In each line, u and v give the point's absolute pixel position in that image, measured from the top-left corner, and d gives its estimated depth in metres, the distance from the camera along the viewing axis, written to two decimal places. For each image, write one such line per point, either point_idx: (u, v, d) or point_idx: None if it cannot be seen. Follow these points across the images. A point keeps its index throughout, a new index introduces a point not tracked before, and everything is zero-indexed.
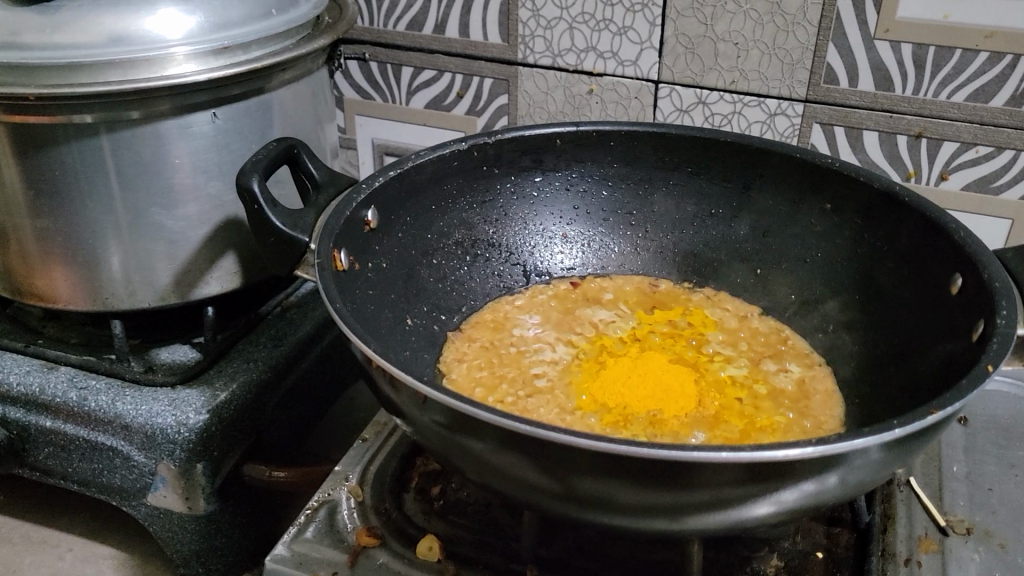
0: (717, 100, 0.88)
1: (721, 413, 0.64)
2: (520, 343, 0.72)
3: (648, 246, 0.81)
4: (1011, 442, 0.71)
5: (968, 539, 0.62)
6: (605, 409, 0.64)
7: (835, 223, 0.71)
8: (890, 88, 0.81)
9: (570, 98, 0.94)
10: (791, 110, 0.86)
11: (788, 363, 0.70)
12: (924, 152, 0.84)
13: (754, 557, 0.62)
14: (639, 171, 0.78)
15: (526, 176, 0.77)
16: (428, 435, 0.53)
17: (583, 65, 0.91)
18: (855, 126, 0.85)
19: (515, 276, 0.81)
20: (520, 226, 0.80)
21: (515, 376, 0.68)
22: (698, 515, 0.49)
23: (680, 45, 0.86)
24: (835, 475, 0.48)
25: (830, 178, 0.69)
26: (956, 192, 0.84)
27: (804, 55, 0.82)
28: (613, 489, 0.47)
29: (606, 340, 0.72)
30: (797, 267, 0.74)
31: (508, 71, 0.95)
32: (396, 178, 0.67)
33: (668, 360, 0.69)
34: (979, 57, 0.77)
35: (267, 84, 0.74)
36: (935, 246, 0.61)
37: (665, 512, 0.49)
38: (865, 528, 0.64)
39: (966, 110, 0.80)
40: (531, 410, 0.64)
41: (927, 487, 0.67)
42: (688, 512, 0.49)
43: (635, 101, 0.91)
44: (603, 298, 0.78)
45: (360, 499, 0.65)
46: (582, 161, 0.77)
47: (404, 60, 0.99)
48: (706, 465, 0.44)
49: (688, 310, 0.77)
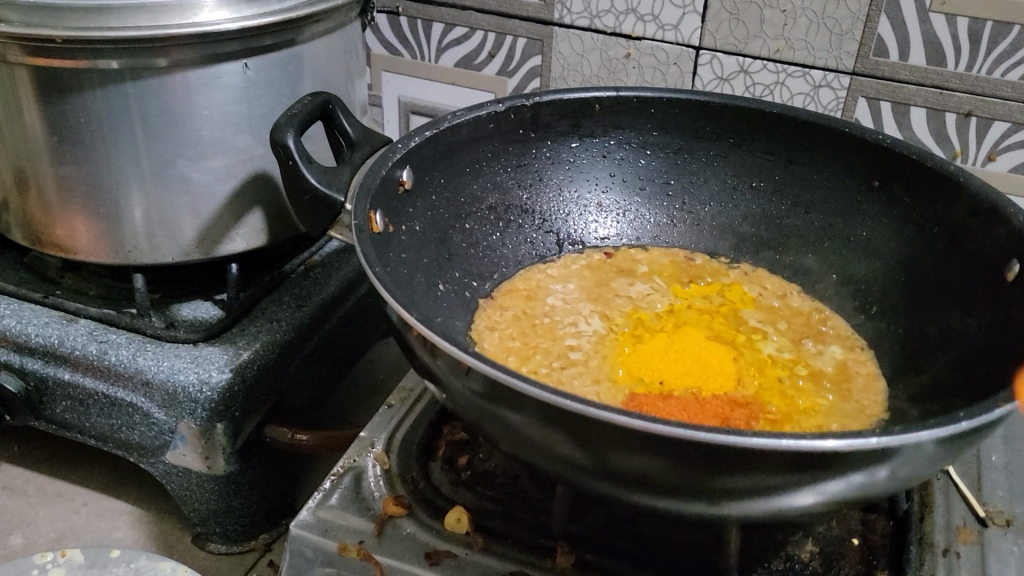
0: (759, 69, 0.85)
1: (761, 394, 0.62)
2: (553, 314, 0.70)
3: (684, 219, 0.79)
4: None
5: (1007, 530, 0.61)
6: (642, 385, 0.62)
7: (882, 201, 0.69)
8: (942, 63, 0.79)
9: (606, 62, 0.91)
10: (836, 82, 0.83)
11: (828, 344, 0.68)
12: (973, 131, 0.81)
13: (788, 541, 0.61)
14: (679, 140, 0.75)
15: (563, 141, 0.75)
16: (464, 405, 0.51)
17: (622, 28, 0.88)
18: (903, 101, 0.82)
19: (548, 244, 0.78)
20: (554, 192, 0.77)
21: (548, 347, 0.65)
22: (749, 500, 0.47)
23: (724, 10, 0.83)
24: (884, 468, 0.47)
25: (880, 155, 0.67)
26: (1003, 174, 0.82)
27: (854, 25, 0.80)
28: (660, 472, 0.46)
29: (641, 314, 0.70)
30: (840, 246, 0.72)
31: (543, 31, 0.92)
32: (432, 138, 0.64)
33: (705, 337, 0.67)
34: None
35: (300, 36, 0.71)
36: (990, 230, 0.59)
37: (714, 497, 0.47)
38: (903, 516, 0.63)
39: (1020, 89, 0.77)
40: (567, 384, 0.62)
41: (966, 476, 0.66)
42: (735, 498, 0.47)
43: (673, 68, 0.89)
44: (637, 270, 0.76)
45: (386, 467, 0.63)
46: (621, 127, 0.75)
47: (436, 16, 0.96)
48: (764, 452, 0.42)
49: (725, 285, 0.74)
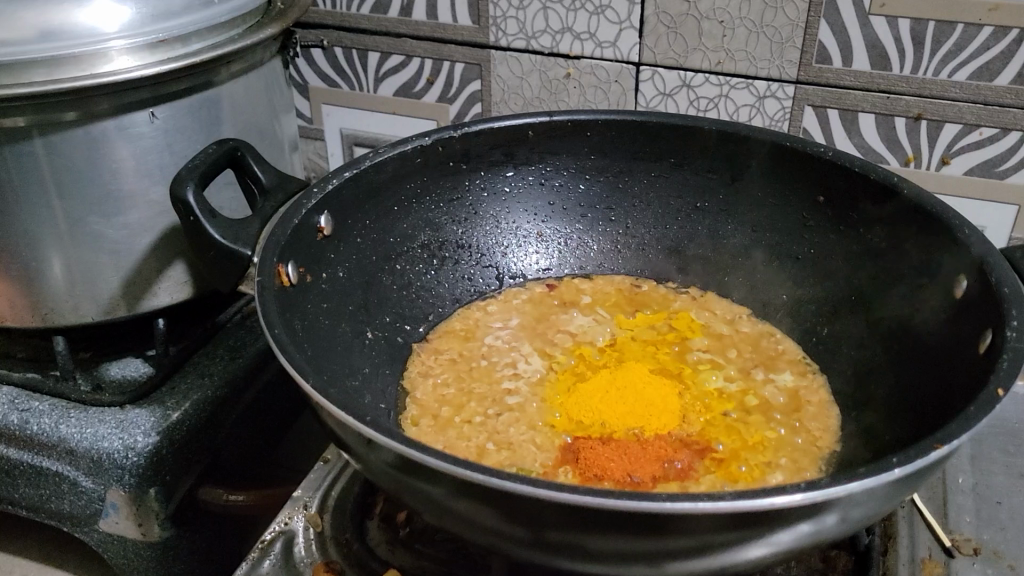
0: (702, 82, 0.82)
1: (706, 432, 0.59)
2: (491, 355, 0.67)
3: (630, 244, 0.76)
4: (1020, 448, 0.67)
5: (975, 560, 0.58)
6: (581, 429, 0.59)
7: (828, 217, 0.65)
8: (887, 67, 0.76)
9: (546, 83, 0.88)
10: (781, 92, 0.80)
11: (779, 371, 0.65)
12: (924, 134, 0.78)
13: None
14: (619, 162, 0.72)
15: (497, 171, 0.72)
16: (378, 473, 0.47)
17: (559, 47, 0.85)
18: (850, 108, 0.79)
19: (488, 279, 0.75)
20: (491, 225, 0.74)
21: (484, 393, 0.62)
22: (682, 562, 0.44)
23: (661, 24, 0.80)
24: (832, 514, 0.43)
25: (823, 168, 0.64)
26: (960, 177, 0.79)
27: (794, 33, 0.77)
28: (585, 539, 0.42)
29: (584, 349, 0.67)
30: (789, 265, 0.69)
31: (479, 55, 0.89)
32: (352, 179, 0.61)
33: (649, 371, 0.64)
34: (984, 32, 0.71)
35: (215, 77, 0.68)
36: (935, 245, 0.56)
37: (643, 560, 0.44)
38: (865, 551, 0.59)
39: (968, 89, 0.74)
40: (502, 433, 0.59)
41: (931, 502, 0.62)
42: (671, 558, 0.43)
43: (615, 85, 0.86)
44: (580, 301, 0.73)
45: (319, 529, 0.60)
46: (557, 153, 0.71)
47: (370, 45, 0.93)
48: (686, 516, 0.38)
49: (672, 313, 0.71)
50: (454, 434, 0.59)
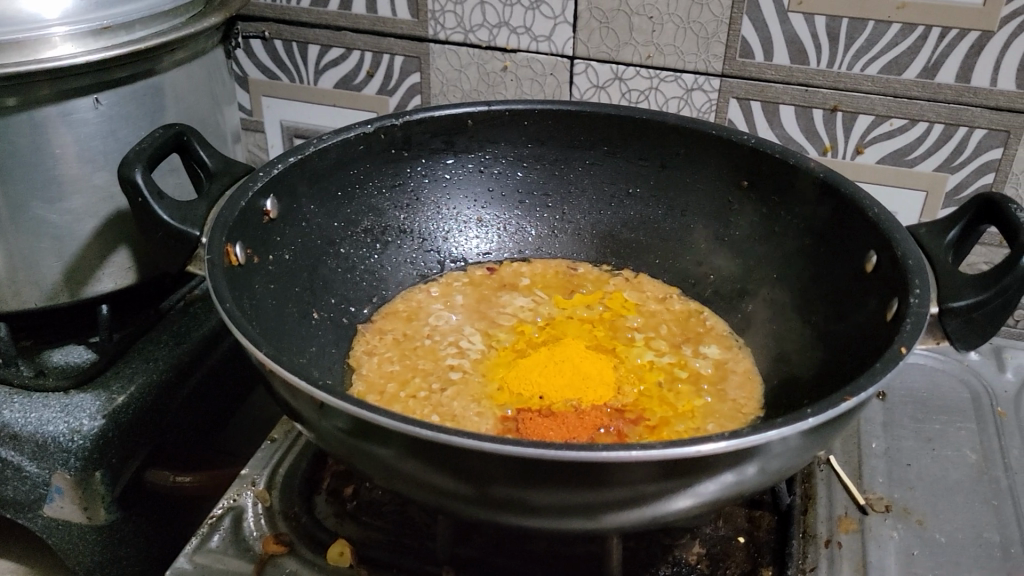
0: (633, 75, 0.86)
1: (640, 401, 0.62)
2: (434, 334, 0.69)
3: (566, 229, 0.78)
4: (928, 415, 0.72)
5: (886, 517, 0.63)
6: (522, 401, 0.62)
7: (753, 200, 0.69)
8: (805, 61, 0.80)
9: (484, 76, 0.91)
10: (708, 85, 0.85)
11: (707, 346, 0.69)
12: (840, 126, 0.83)
13: (675, 545, 0.61)
14: (555, 151, 0.75)
15: (437, 158, 0.74)
16: (331, 440, 0.49)
17: (496, 41, 0.88)
18: (771, 101, 0.83)
19: (429, 263, 0.77)
20: (433, 210, 0.76)
21: (428, 369, 0.65)
22: (620, 513, 0.47)
23: (594, 19, 0.84)
24: (753, 464, 0.47)
25: (746, 154, 0.68)
26: (873, 166, 0.84)
27: (719, 28, 0.81)
28: (528, 490, 0.45)
29: (525, 327, 0.70)
30: (715, 247, 0.73)
31: (418, 49, 0.91)
32: (297, 164, 0.63)
33: (586, 346, 0.67)
34: (892, 29, 0.77)
35: (158, 65, 0.69)
36: (850, 224, 0.60)
37: (583, 513, 0.47)
38: (787, 510, 0.63)
39: (879, 82, 0.79)
40: (446, 406, 0.61)
41: (846, 465, 0.67)
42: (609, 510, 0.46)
43: (550, 78, 0.89)
44: (519, 283, 0.76)
45: (267, 505, 0.61)
46: (495, 141, 0.74)
47: (311, 38, 0.94)
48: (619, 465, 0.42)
49: (607, 294, 0.74)
50: (399, 408, 0.61)
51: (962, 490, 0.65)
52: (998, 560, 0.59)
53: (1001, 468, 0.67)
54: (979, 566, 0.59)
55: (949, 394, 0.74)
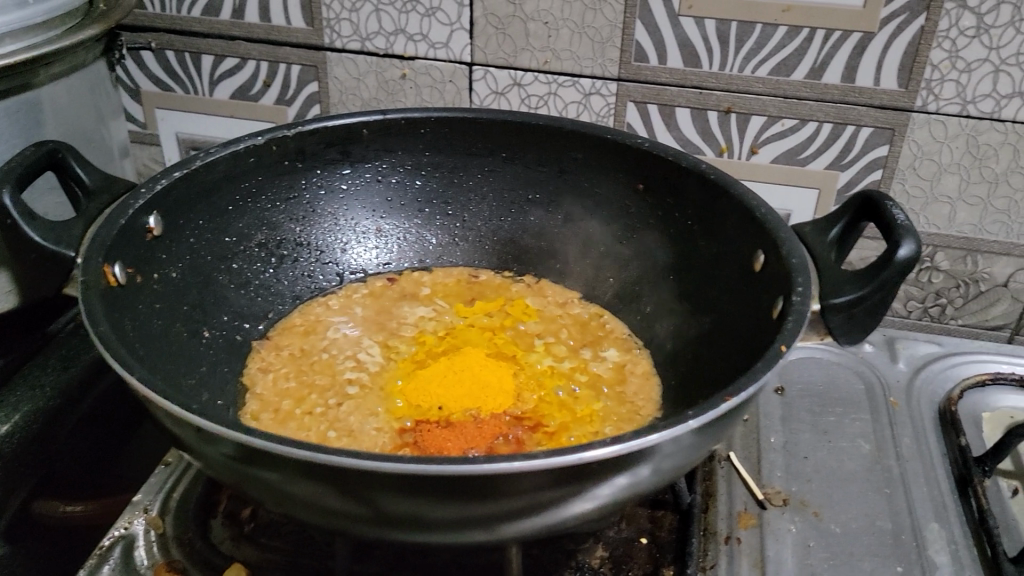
0: (531, 81, 0.86)
1: (539, 408, 0.62)
2: (332, 349, 0.68)
3: (467, 236, 0.78)
4: (824, 408, 0.74)
5: (784, 510, 0.64)
6: (420, 413, 0.61)
7: (648, 203, 0.70)
8: (697, 64, 0.82)
9: (383, 84, 0.90)
10: (605, 89, 0.85)
11: (606, 349, 0.69)
12: (734, 127, 0.84)
13: (579, 550, 0.61)
14: (452, 158, 0.74)
15: (333, 169, 0.73)
16: (218, 467, 0.48)
17: (393, 49, 0.87)
18: (667, 103, 0.85)
19: (328, 275, 0.76)
20: (330, 222, 0.75)
21: (325, 385, 0.63)
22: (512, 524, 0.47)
23: (490, 25, 0.84)
24: (645, 466, 0.47)
25: (640, 158, 0.68)
26: (767, 165, 0.86)
27: (613, 33, 0.82)
28: (416, 504, 0.45)
29: (425, 337, 0.69)
30: (614, 250, 0.73)
31: (315, 57, 0.90)
32: (182, 179, 0.61)
33: (486, 355, 0.67)
34: (779, 32, 0.78)
35: (33, 80, 0.66)
36: (739, 224, 0.61)
37: (476, 525, 0.47)
38: (688, 509, 0.63)
39: (770, 84, 0.81)
40: (342, 421, 0.60)
41: (746, 461, 0.68)
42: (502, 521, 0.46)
43: (449, 85, 0.88)
44: (419, 293, 0.75)
45: (160, 531, 0.60)
46: (392, 150, 0.73)
47: (204, 48, 0.92)
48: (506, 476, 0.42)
49: (509, 300, 0.74)
50: (294, 426, 0.60)
51: (857, 480, 0.67)
52: (890, 548, 0.61)
53: (893, 457, 0.68)
54: (872, 554, 0.60)
55: (845, 387, 0.76)
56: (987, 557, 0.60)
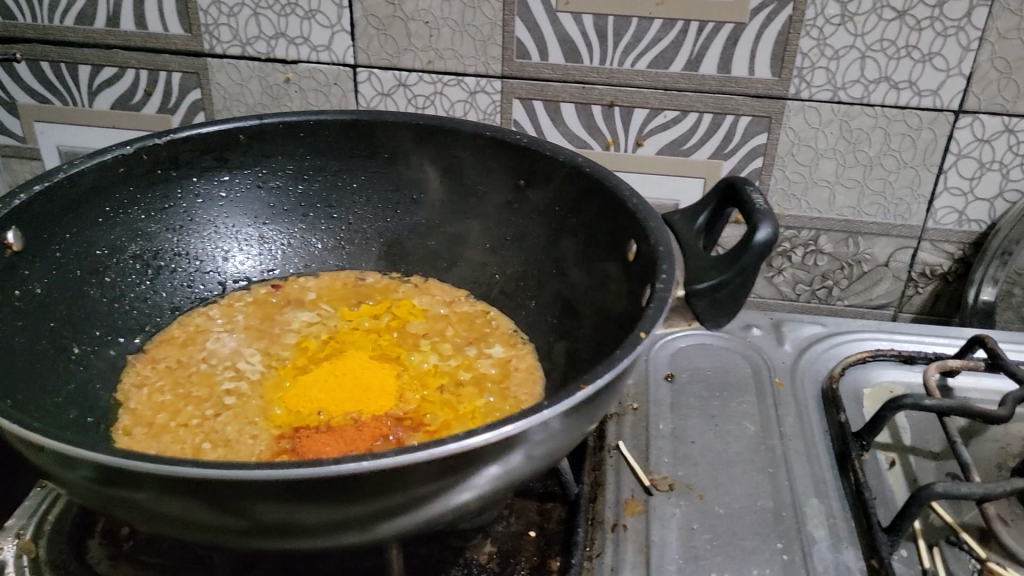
0: (416, 81, 0.86)
1: (421, 407, 0.62)
2: (212, 359, 0.66)
3: (353, 239, 0.77)
4: (712, 393, 0.75)
5: (670, 495, 0.65)
6: (300, 419, 0.60)
7: (529, 198, 0.70)
8: (578, 59, 0.82)
9: (267, 88, 0.89)
10: (490, 87, 0.85)
11: (491, 345, 0.70)
12: (618, 120, 0.85)
13: (466, 547, 0.61)
14: (334, 161, 0.74)
15: (210, 176, 0.71)
16: (82, 491, 0.46)
17: (275, 53, 0.86)
18: (552, 99, 0.85)
19: (209, 284, 0.74)
20: (210, 230, 0.73)
21: (202, 396, 0.62)
22: (384, 524, 0.47)
23: (371, 27, 0.83)
24: (517, 455, 0.48)
25: (518, 154, 0.69)
26: (653, 157, 0.87)
27: (493, 31, 0.82)
28: (280, 510, 0.44)
29: (308, 342, 0.69)
30: (499, 246, 0.74)
31: (196, 64, 0.88)
32: (43, 192, 0.58)
33: (369, 357, 0.66)
34: (654, 25, 0.79)
35: None
36: (613, 215, 0.62)
37: (348, 527, 0.47)
38: (576, 500, 0.64)
39: (649, 76, 0.82)
40: (218, 432, 0.59)
41: (635, 449, 0.69)
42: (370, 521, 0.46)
43: (335, 88, 0.88)
44: (304, 298, 0.74)
45: (32, 556, 0.58)
46: (270, 155, 0.72)
47: (80, 58, 0.90)
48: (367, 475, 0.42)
49: (395, 301, 0.74)
50: (168, 439, 0.58)
51: (741, 461, 0.68)
52: (771, 525, 0.62)
53: (776, 436, 0.70)
54: (753, 532, 0.61)
55: (733, 371, 0.78)
56: (862, 528, 0.62)
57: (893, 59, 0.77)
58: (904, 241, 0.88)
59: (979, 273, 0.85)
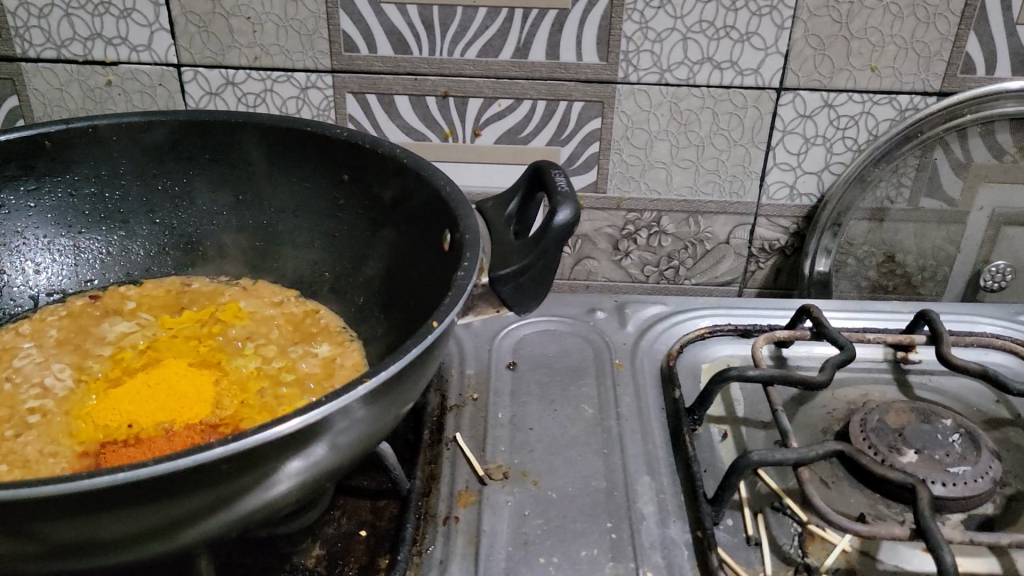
0: (244, 79, 0.84)
1: (239, 412, 0.60)
2: (18, 377, 0.63)
3: (177, 244, 0.75)
4: (553, 378, 0.75)
5: (504, 483, 0.64)
6: (107, 434, 0.58)
7: (353, 192, 0.69)
8: (407, 51, 0.81)
9: (88, 92, 0.85)
10: (321, 82, 0.84)
11: (317, 344, 0.69)
12: (453, 111, 0.85)
13: (294, 552, 0.60)
14: (152, 165, 0.71)
15: (13, 186, 0.67)
16: None
17: (93, 55, 0.83)
18: (385, 92, 0.84)
19: (18, 298, 0.71)
20: (17, 242, 0.70)
21: (3, 417, 0.59)
22: (191, 527, 0.44)
23: (191, 24, 0.81)
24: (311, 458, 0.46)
25: (339, 148, 0.67)
26: (492, 146, 0.87)
27: (318, 25, 0.80)
28: (72, 530, 0.40)
29: (124, 353, 0.66)
30: (327, 243, 0.72)
31: (9, 69, 0.84)
32: None
33: (187, 365, 0.64)
34: (479, 14, 0.79)
35: None
36: (428, 205, 0.61)
37: (150, 536, 0.43)
38: (407, 495, 0.62)
39: (480, 65, 0.82)
40: (17, 453, 0.56)
41: (472, 440, 0.69)
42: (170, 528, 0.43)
43: (160, 89, 0.85)
44: (124, 307, 0.72)
45: None
46: (81, 161, 0.69)
47: None
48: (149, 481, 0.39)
49: (220, 305, 0.72)
50: None
51: (577, 444, 0.68)
52: (602, 506, 0.63)
53: (613, 417, 0.71)
54: (583, 514, 0.62)
55: (575, 354, 0.78)
56: (690, 502, 0.63)
57: (713, 40, 0.79)
58: (741, 218, 0.90)
59: (813, 245, 0.90)
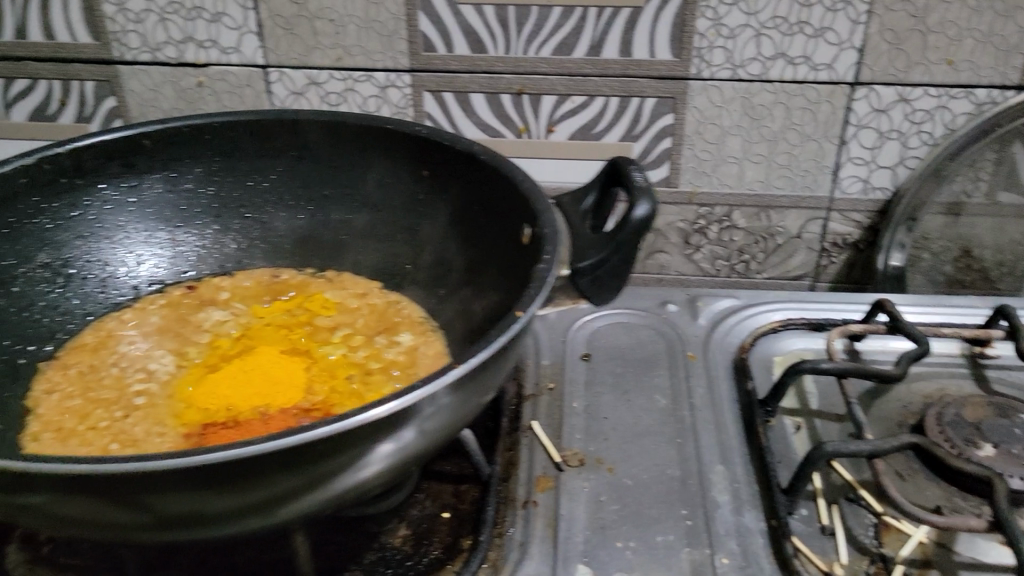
0: (327, 79, 0.87)
1: (329, 398, 0.63)
2: (124, 363, 0.68)
3: (267, 238, 0.78)
4: (626, 369, 0.77)
5: (580, 470, 0.66)
6: (208, 416, 0.61)
7: (433, 188, 0.72)
8: (484, 50, 0.84)
9: (180, 93, 0.89)
10: (400, 81, 0.87)
11: (399, 335, 0.72)
12: (528, 108, 0.87)
13: (382, 532, 0.62)
14: (243, 162, 0.75)
15: (117, 182, 0.71)
16: None
17: (185, 57, 0.87)
18: (462, 90, 0.86)
19: (122, 288, 0.74)
20: (121, 236, 0.73)
21: (113, 399, 0.63)
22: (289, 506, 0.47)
23: (278, 27, 0.84)
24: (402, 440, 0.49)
25: (420, 146, 0.70)
26: (565, 142, 0.89)
27: (398, 26, 0.83)
28: (185, 504, 0.44)
29: (220, 342, 0.70)
30: (408, 237, 0.75)
31: (107, 71, 0.88)
32: None
33: (279, 352, 0.68)
34: (554, 13, 0.81)
35: None
36: (507, 200, 0.63)
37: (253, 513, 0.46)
38: (487, 480, 0.65)
39: (554, 63, 0.84)
40: (127, 433, 0.60)
41: (548, 428, 0.71)
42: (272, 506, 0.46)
43: (247, 89, 0.88)
44: (218, 298, 0.76)
45: None
46: (178, 159, 0.73)
47: None
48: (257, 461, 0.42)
49: (307, 296, 0.76)
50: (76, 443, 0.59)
51: (651, 433, 0.70)
52: (676, 493, 0.64)
53: (686, 408, 0.72)
54: (658, 501, 0.63)
55: (647, 346, 0.80)
56: (763, 491, 0.64)
57: (786, 35, 0.79)
58: (813, 212, 0.90)
59: (886, 240, 0.90)
